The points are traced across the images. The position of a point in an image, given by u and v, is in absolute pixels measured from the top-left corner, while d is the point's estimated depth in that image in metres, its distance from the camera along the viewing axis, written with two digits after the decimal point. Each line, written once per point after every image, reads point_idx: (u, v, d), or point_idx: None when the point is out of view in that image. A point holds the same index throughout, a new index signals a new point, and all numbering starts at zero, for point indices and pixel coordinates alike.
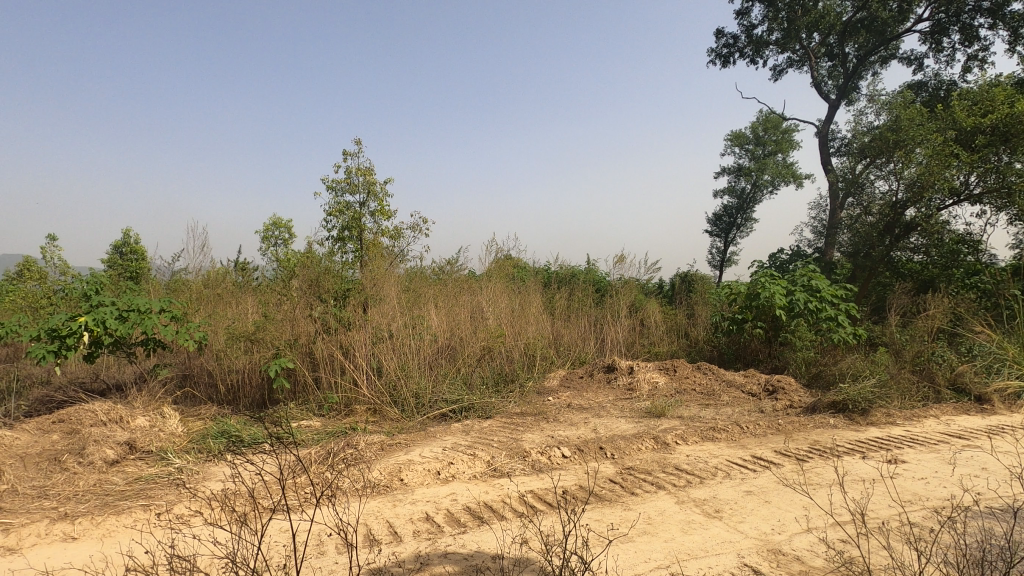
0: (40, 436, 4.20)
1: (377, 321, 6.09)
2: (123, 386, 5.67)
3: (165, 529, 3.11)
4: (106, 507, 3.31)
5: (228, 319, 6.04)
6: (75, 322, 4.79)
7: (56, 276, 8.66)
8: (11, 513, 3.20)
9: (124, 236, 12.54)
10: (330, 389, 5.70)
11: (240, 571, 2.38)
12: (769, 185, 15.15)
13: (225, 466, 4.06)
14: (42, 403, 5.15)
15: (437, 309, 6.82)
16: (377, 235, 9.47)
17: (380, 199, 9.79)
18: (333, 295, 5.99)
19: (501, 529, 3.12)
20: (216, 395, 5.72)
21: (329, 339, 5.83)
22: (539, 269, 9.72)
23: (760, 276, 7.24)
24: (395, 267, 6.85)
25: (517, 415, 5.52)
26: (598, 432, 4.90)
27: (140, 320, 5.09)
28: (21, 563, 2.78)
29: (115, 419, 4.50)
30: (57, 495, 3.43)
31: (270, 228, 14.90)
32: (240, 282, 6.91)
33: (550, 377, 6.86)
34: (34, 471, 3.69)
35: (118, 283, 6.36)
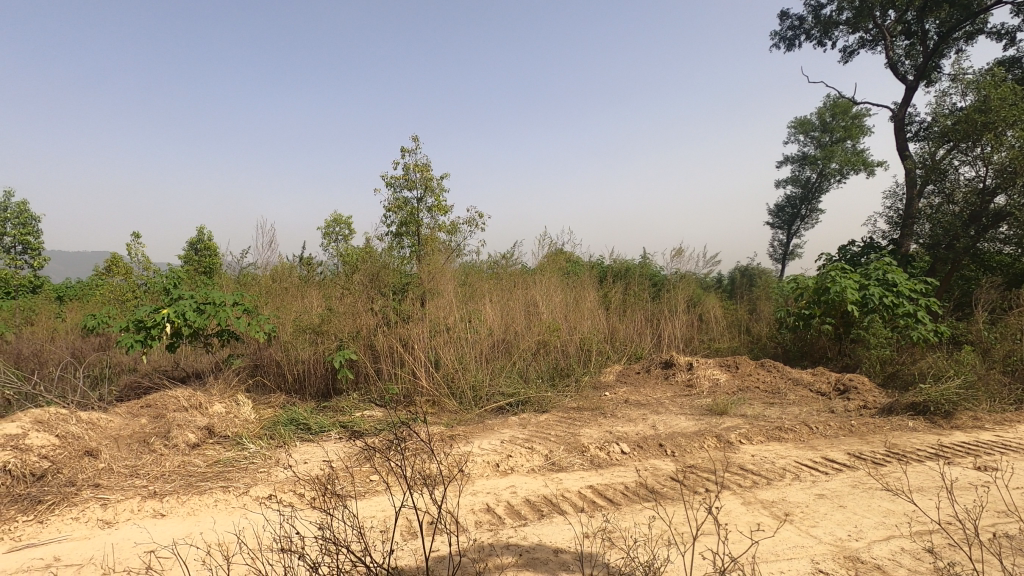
0: (131, 418, 4.53)
1: (435, 314, 6.20)
2: (201, 375, 6.02)
3: (243, 511, 3.30)
4: (189, 487, 3.53)
5: (295, 312, 6.30)
6: (159, 314, 5.14)
7: (139, 271, 9.28)
8: (109, 489, 3.47)
9: (199, 233, 13.37)
10: (390, 380, 5.85)
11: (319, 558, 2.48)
12: (837, 174, 14.33)
13: (294, 452, 4.25)
14: (131, 389, 5.54)
15: (493, 303, 6.87)
16: (434, 230, 9.65)
17: (436, 195, 9.95)
18: (393, 289, 6.30)
19: (562, 524, 3.12)
20: (285, 384, 5.99)
21: (389, 333, 5.99)
22: (593, 264, 9.61)
23: (830, 270, 6.87)
24: (451, 262, 7.04)
25: (574, 410, 5.49)
26: (658, 428, 4.81)
27: (216, 312, 5.39)
28: (118, 534, 3.02)
29: (195, 405, 4.79)
30: (147, 474, 3.69)
31: (331, 224, 15.47)
32: (304, 276, 7.21)
33: (606, 372, 6.77)
34: (126, 451, 3.98)
35: (194, 278, 6.74)
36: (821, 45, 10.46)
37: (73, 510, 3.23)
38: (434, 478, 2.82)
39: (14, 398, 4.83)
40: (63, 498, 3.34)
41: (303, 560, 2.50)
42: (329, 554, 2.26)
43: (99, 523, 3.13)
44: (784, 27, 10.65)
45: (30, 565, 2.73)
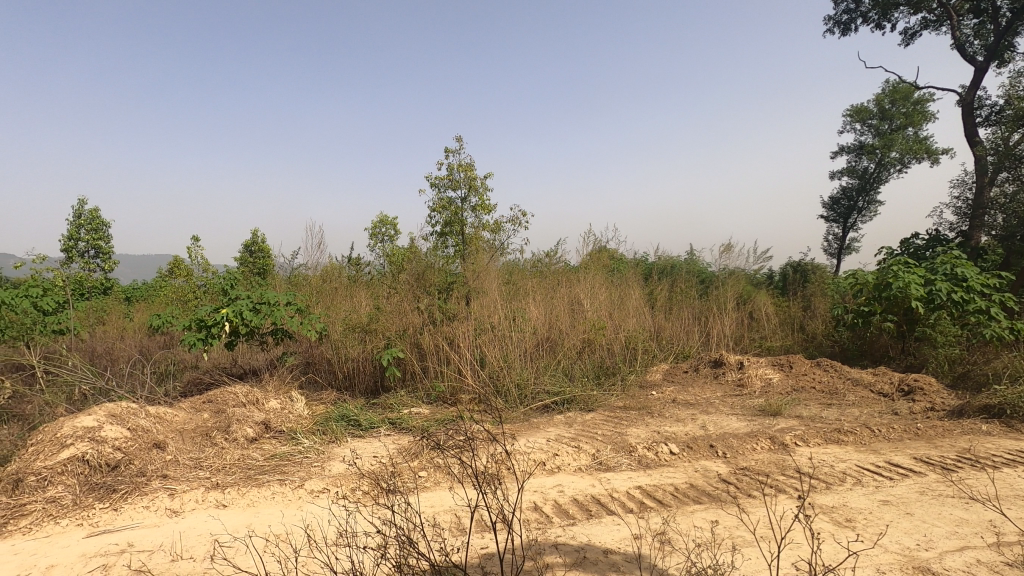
0: (194, 413, 4.76)
1: (480, 313, 6.25)
2: (257, 371, 6.27)
3: (298, 504, 3.41)
4: (247, 480, 3.68)
5: (344, 311, 6.47)
6: (218, 314, 5.38)
7: (199, 272, 9.74)
8: (175, 480, 3.66)
9: (254, 236, 13.94)
10: (437, 377, 5.93)
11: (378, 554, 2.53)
12: (897, 163, 13.59)
13: (345, 447, 4.37)
14: (193, 386, 5.82)
15: (537, 302, 6.86)
16: (477, 229, 9.72)
17: (480, 194, 10.03)
18: (438, 289, 6.39)
19: (611, 524, 3.09)
20: (335, 380, 6.16)
21: (435, 331, 6.08)
22: (638, 261, 9.46)
23: (892, 264, 6.53)
24: (495, 261, 7.08)
25: (621, 409, 5.42)
26: (708, 429, 4.69)
27: (271, 312, 5.59)
28: (184, 523, 3.18)
29: (252, 400, 4.99)
30: (210, 467, 3.87)
31: (378, 225, 15.82)
32: (352, 276, 7.39)
33: (653, 370, 6.65)
34: (190, 444, 4.19)
35: (250, 279, 7.02)
36: (879, 28, 9.95)
37: (144, 499, 3.42)
38: (484, 475, 2.84)
39: (89, 393, 5.15)
40: (135, 488, 3.54)
41: (358, 554, 2.56)
42: (382, 549, 2.30)
43: (167, 512, 3.31)
44: (839, 10, 10.18)
45: (107, 550, 2.91)
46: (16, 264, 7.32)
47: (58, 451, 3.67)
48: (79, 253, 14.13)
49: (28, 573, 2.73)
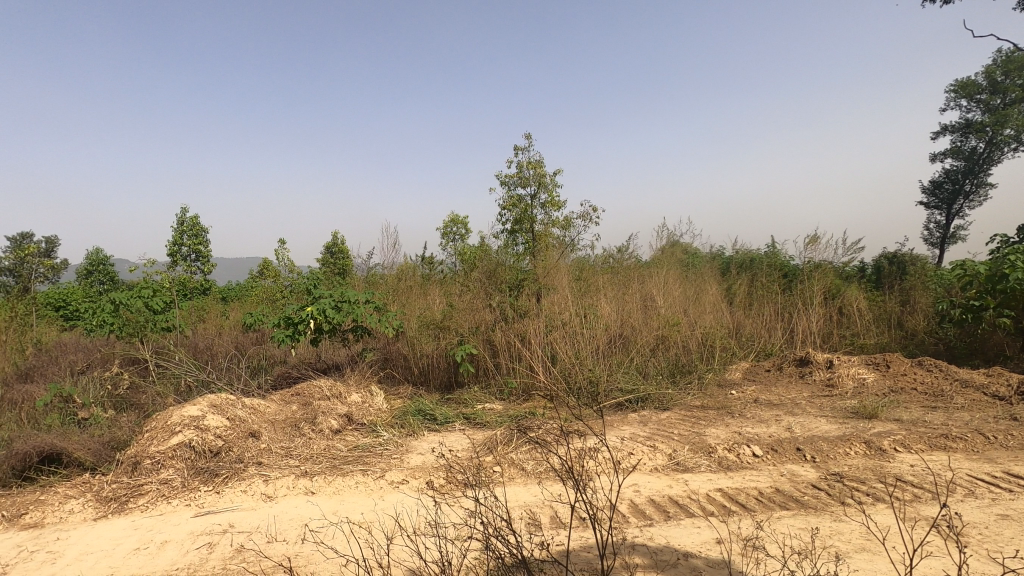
0: (284, 404, 5.07)
1: (551, 310, 6.25)
2: (339, 365, 6.59)
3: (380, 493, 3.55)
4: (333, 469, 3.87)
5: (419, 309, 6.66)
6: (304, 312, 5.70)
7: (286, 273, 10.35)
8: (268, 468, 3.91)
9: (333, 238, 14.69)
10: (509, 374, 5.99)
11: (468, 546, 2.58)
12: (1011, 141, 12.23)
13: (422, 440, 4.50)
14: (283, 379, 6.20)
15: (608, 298, 6.76)
16: (547, 226, 9.71)
17: (549, 190, 10.01)
18: (510, 286, 6.44)
19: (690, 527, 2.99)
20: (411, 376, 6.36)
21: (507, 329, 6.16)
22: (715, 255, 9.09)
23: (1008, 253, 5.88)
24: (565, 258, 7.05)
25: (698, 408, 5.23)
26: (794, 431, 4.43)
27: (351, 309, 5.86)
28: (277, 507, 3.40)
29: (336, 394, 5.26)
30: (299, 455, 4.12)
31: (449, 225, 16.18)
32: (426, 275, 7.60)
33: (732, 368, 6.36)
34: (281, 434, 4.47)
35: (331, 279, 7.39)
36: None
37: (242, 484, 3.69)
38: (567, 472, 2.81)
39: (194, 385, 5.61)
40: (234, 474, 3.82)
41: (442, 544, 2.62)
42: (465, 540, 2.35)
43: (263, 497, 3.55)
44: None
45: (211, 529, 3.16)
46: (131, 268, 8.11)
47: (169, 437, 4.03)
48: (183, 257, 15.45)
49: (146, 547, 3.01)
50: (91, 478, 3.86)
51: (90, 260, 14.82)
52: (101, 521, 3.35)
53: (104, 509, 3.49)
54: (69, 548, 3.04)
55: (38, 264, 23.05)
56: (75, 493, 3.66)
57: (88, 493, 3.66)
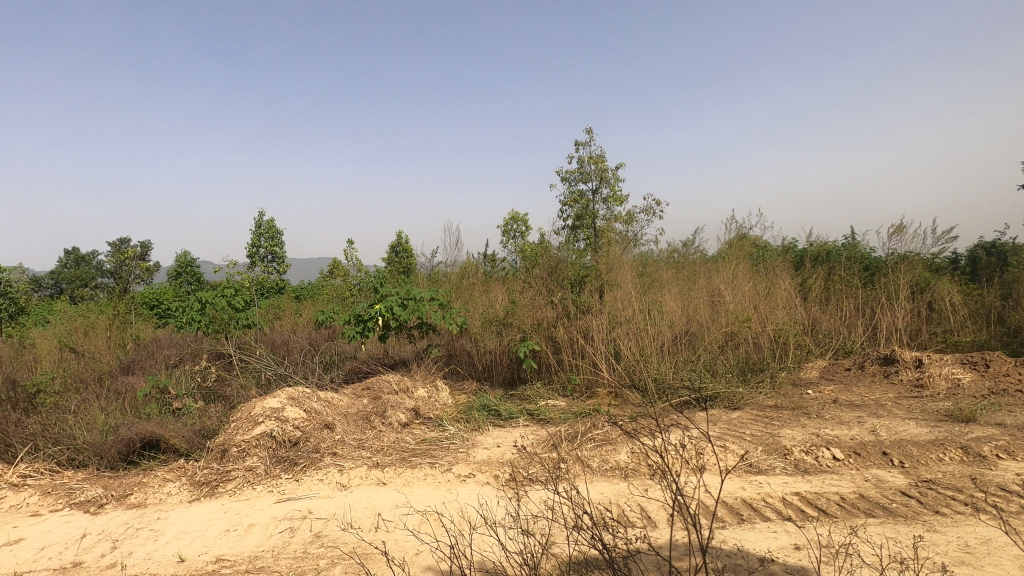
0: (355, 397, 5.28)
1: (614, 306, 6.16)
2: (406, 361, 6.79)
3: (448, 486, 3.63)
4: (403, 461, 4.00)
5: (482, 306, 6.75)
6: (373, 309, 5.91)
7: (354, 271, 10.77)
8: (342, 458, 4.09)
9: (398, 238, 15.15)
10: (573, 371, 5.97)
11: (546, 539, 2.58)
12: None
13: (487, 435, 4.56)
14: (354, 374, 6.46)
15: (673, 294, 6.60)
16: (609, 221, 9.58)
17: (611, 185, 9.88)
18: (571, 282, 6.41)
19: (766, 531, 2.87)
20: (475, 371, 6.47)
21: (570, 325, 6.14)
22: (787, 247, 8.66)
23: None
24: (628, 253, 6.93)
25: (771, 408, 5.01)
26: (879, 434, 4.16)
27: (417, 307, 6.02)
28: (352, 496, 3.55)
29: (404, 389, 5.43)
30: (370, 447, 4.28)
31: (510, 223, 16.29)
32: (488, 272, 7.70)
33: (808, 367, 6.05)
34: (353, 426, 4.66)
35: (398, 277, 7.61)
36: None
37: (319, 473, 3.88)
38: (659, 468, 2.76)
39: (273, 378, 5.95)
40: (311, 463, 4.01)
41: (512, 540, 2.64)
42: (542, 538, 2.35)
43: (338, 486, 3.71)
44: None
45: (292, 515, 3.34)
46: (215, 269, 8.70)
47: (253, 427, 4.29)
48: (261, 258, 16.41)
49: (235, 528, 3.23)
50: (185, 464, 4.18)
51: (180, 262, 16.03)
52: (195, 503, 3.62)
53: (198, 492, 3.76)
54: (168, 527, 3.31)
55: (136, 266, 25.16)
56: (172, 477, 3.97)
57: (183, 477, 3.96)
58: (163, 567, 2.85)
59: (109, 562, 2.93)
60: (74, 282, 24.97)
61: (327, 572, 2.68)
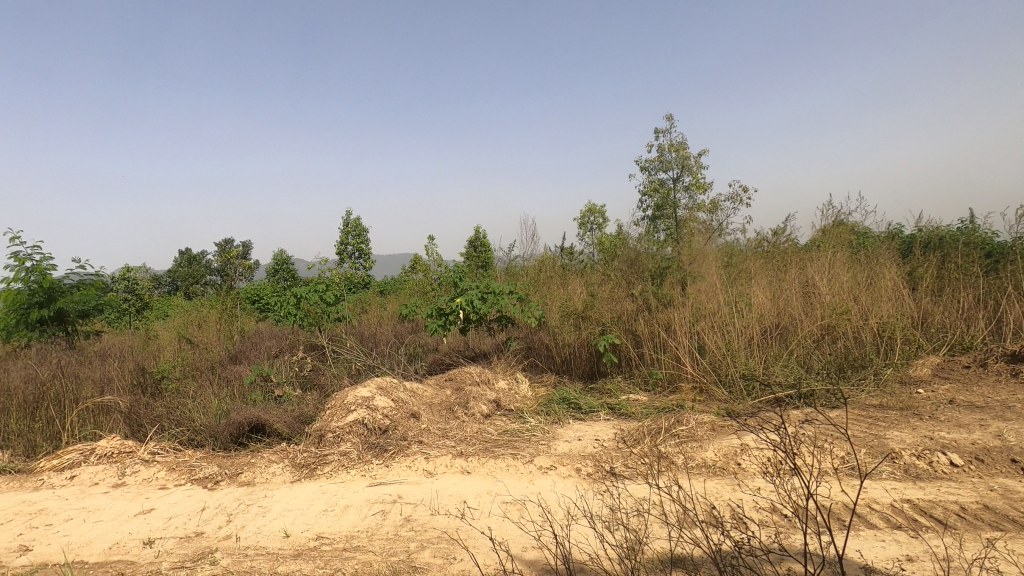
0: (439, 388, 5.45)
1: (698, 298, 5.94)
2: (486, 353, 6.92)
3: (530, 477, 3.67)
4: (485, 451, 4.08)
5: (560, 299, 6.74)
6: (454, 303, 6.07)
7: (435, 267, 11.10)
8: (428, 446, 4.24)
9: (476, 233, 15.47)
10: (654, 365, 5.82)
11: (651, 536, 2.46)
12: None
13: (568, 428, 4.56)
14: (436, 365, 6.67)
15: (763, 285, 6.25)
16: (691, 210, 9.24)
17: (694, 172, 9.51)
18: (652, 274, 6.27)
19: (872, 539, 2.67)
20: (554, 364, 6.47)
21: (651, 318, 5.99)
22: (892, 233, 7.95)
23: None
24: (711, 244, 6.73)
25: (875, 407, 4.64)
26: (1007, 439, 3.73)
27: (496, 300, 6.11)
28: (438, 483, 3.68)
29: (485, 380, 5.55)
30: (454, 437, 4.41)
31: (586, 214, 16.16)
32: (566, 266, 7.68)
33: (919, 363, 5.52)
34: (437, 415, 4.82)
35: (477, 271, 7.77)
36: None
37: (407, 460, 4.05)
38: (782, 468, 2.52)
39: (362, 369, 6.27)
40: (400, 450, 4.20)
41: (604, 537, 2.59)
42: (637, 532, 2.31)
43: (425, 473, 3.86)
44: None
45: (383, 498, 3.52)
46: (309, 266, 9.27)
47: (346, 415, 4.56)
48: (348, 255, 17.31)
49: (332, 509, 3.45)
50: (287, 446, 4.51)
51: (277, 260, 17.27)
52: (297, 484, 3.90)
53: (299, 473, 4.05)
54: (274, 504, 3.59)
55: (239, 264, 27.36)
56: (276, 458, 4.30)
57: (286, 459, 4.27)
58: (271, 541, 3.10)
59: (225, 534, 3.23)
60: (187, 280, 27.49)
61: (418, 554, 2.80)
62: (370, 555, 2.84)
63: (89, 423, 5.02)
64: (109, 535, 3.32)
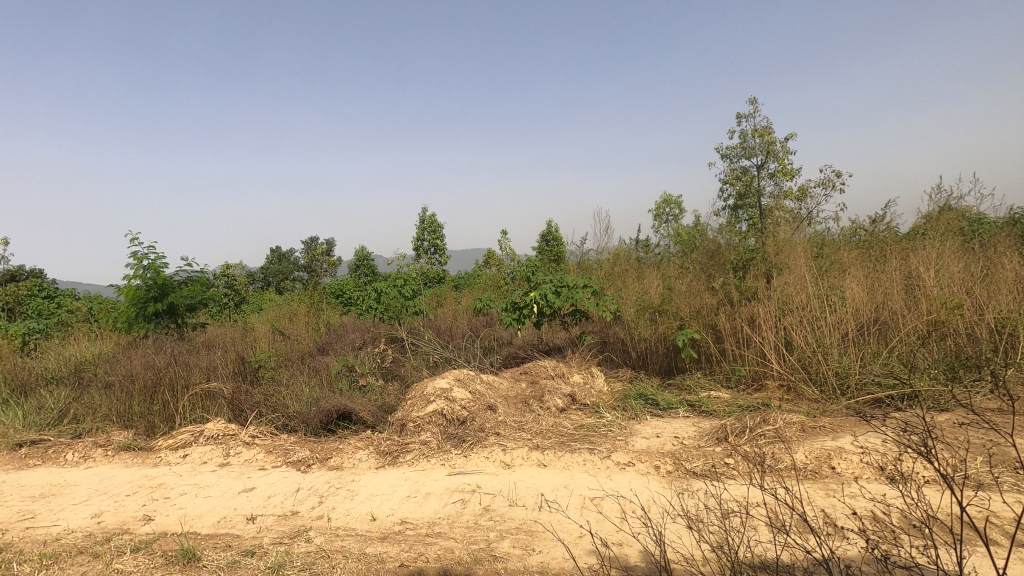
0: (514, 381, 5.51)
1: (785, 291, 5.57)
2: (560, 347, 6.92)
3: (608, 473, 3.64)
4: (562, 445, 4.08)
5: (636, 293, 6.61)
6: (528, 297, 6.11)
7: (508, 261, 11.20)
8: (505, 438, 4.30)
9: (549, 228, 15.49)
10: (736, 361, 5.59)
11: (739, 537, 2.35)
12: None
13: (645, 425, 4.47)
14: (511, 359, 6.74)
15: (859, 277, 5.80)
16: (777, 198, 8.74)
17: (780, 158, 8.98)
18: (734, 266, 5.99)
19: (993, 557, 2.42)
20: (629, 359, 6.36)
21: (733, 312, 5.74)
22: (1015, 218, 7.12)
23: None
24: (799, 234, 6.37)
25: (993, 412, 4.20)
26: None
27: (570, 294, 6.06)
28: (516, 475, 3.73)
29: (560, 374, 5.54)
30: (530, 430, 4.44)
31: (661, 206, 15.73)
32: (642, 260, 7.51)
33: None
34: (513, 408, 4.87)
35: (551, 265, 7.76)
36: None
37: (485, 451, 4.13)
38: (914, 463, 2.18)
39: (440, 361, 6.45)
40: (477, 441, 4.29)
41: (688, 539, 2.50)
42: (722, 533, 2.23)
43: (502, 464, 3.92)
44: None
45: (463, 488, 3.61)
46: (388, 262, 9.63)
47: (426, 406, 4.72)
48: (425, 251, 17.85)
49: (415, 495, 3.58)
50: (372, 434, 4.73)
51: (359, 257, 18.09)
52: (381, 470, 4.08)
53: (383, 460, 4.24)
54: (361, 488, 3.78)
55: (324, 260, 28.92)
56: (361, 445, 4.52)
57: (371, 446, 4.48)
58: (360, 523, 3.26)
59: (318, 514, 3.44)
60: (278, 276, 29.33)
61: (497, 544, 2.84)
62: (451, 542, 2.92)
63: (198, 407, 5.50)
64: (217, 509, 3.64)
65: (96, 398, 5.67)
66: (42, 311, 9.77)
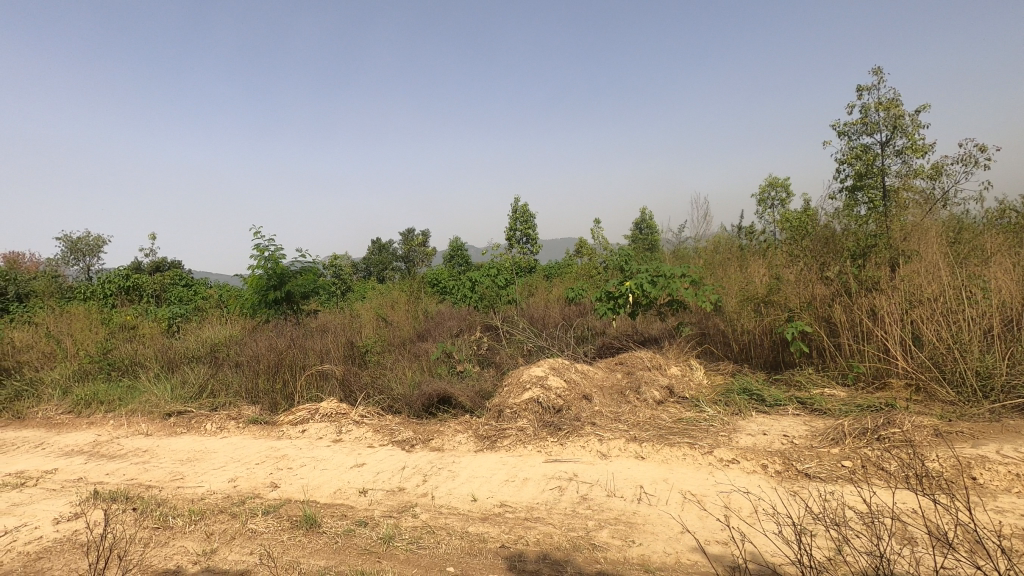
0: (609, 371, 5.46)
1: (913, 280, 5.03)
2: (656, 338, 6.75)
3: (710, 469, 3.51)
4: (660, 438, 3.99)
5: (739, 282, 6.27)
6: (623, 287, 6.00)
7: (601, 250, 11.04)
8: (601, 428, 4.27)
9: (643, 216, 15.10)
10: (854, 356, 5.14)
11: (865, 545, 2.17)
12: None
13: (750, 420, 4.26)
14: (605, 349, 6.68)
15: (1006, 263, 5.09)
16: (904, 177, 7.89)
17: (909, 133, 8.08)
18: (852, 253, 5.46)
19: None
20: (732, 352, 6.08)
21: (851, 303, 5.27)
22: None
23: None
24: (931, 218, 5.72)
25: None
26: None
27: (667, 283, 5.87)
28: (614, 465, 3.70)
29: (657, 366, 5.41)
30: (627, 421, 4.39)
31: (766, 190, 14.78)
32: (745, 248, 7.10)
33: None
34: (609, 398, 4.83)
35: (646, 254, 7.56)
36: None
37: (581, 440, 4.14)
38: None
39: (533, 349, 6.53)
40: (573, 430, 4.30)
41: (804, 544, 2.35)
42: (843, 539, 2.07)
43: (599, 454, 3.91)
44: None
45: (560, 475, 3.64)
46: (482, 252, 9.84)
47: (522, 393, 4.80)
48: (517, 240, 18.08)
49: (513, 480, 3.66)
50: (470, 418, 4.89)
51: (454, 247, 18.69)
52: (480, 453, 4.22)
53: (482, 443, 4.38)
54: (462, 470, 3.93)
55: (420, 249, 30.18)
56: (460, 428, 4.70)
57: (469, 430, 4.64)
58: (462, 503, 3.40)
59: (423, 491, 3.63)
60: (378, 265, 30.98)
61: (597, 533, 2.85)
62: (550, 527, 2.97)
63: (313, 386, 5.98)
64: (333, 481, 3.95)
65: (229, 375, 6.34)
66: (183, 297, 11.05)
